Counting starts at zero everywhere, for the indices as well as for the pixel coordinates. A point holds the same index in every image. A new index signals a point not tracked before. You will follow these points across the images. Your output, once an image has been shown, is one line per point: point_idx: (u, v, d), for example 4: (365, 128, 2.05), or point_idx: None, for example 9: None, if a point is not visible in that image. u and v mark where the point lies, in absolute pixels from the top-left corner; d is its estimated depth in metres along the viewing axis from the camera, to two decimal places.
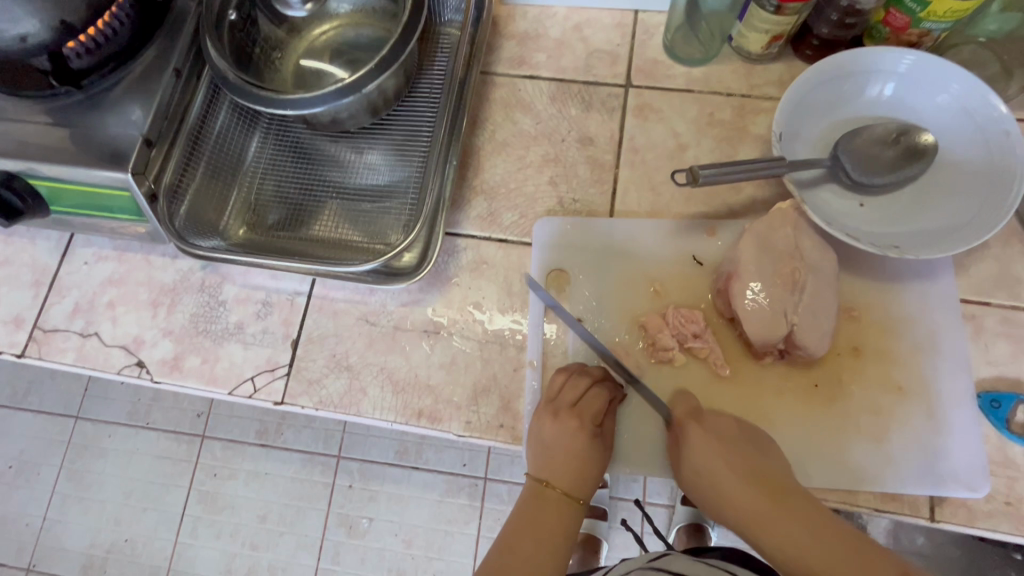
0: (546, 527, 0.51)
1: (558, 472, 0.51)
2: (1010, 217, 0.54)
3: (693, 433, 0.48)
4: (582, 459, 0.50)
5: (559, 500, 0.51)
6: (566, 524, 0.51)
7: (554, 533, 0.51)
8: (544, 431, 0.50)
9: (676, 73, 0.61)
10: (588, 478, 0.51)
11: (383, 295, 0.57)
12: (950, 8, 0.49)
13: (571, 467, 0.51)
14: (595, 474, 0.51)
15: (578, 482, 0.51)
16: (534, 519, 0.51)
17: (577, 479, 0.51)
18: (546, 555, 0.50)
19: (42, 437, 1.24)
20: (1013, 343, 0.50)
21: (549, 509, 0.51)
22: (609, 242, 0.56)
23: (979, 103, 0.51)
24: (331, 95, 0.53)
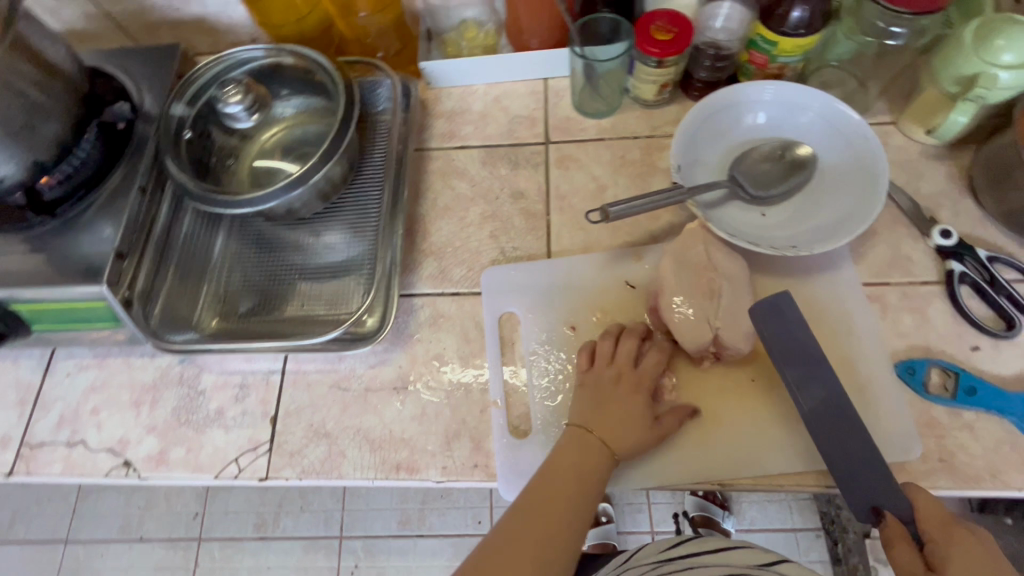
0: (580, 476, 0.48)
1: (594, 417, 0.51)
2: (890, 206, 0.61)
3: (962, 539, 0.43)
4: (624, 407, 0.51)
5: (589, 447, 0.50)
6: (599, 477, 0.49)
7: (588, 487, 0.48)
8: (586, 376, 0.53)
9: (588, 126, 0.70)
10: (627, 427, 0.50)
11: (351, 361, 0.61)
12: (795, 45, 0.59)
13: (616, 418, 0.50)
14: (638, 437, 0.50)
15: (617, 433, 0.50)
16: (570, 465, 0.49)
17: (621, 426, 0.50)
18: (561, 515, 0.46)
19: (32, 569, 1.20)
20: (916, 315, 0.56)
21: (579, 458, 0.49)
22: (550, 280, 0.62)
23: (839, 115, 0.59)
24: (281, 189, 0.59)
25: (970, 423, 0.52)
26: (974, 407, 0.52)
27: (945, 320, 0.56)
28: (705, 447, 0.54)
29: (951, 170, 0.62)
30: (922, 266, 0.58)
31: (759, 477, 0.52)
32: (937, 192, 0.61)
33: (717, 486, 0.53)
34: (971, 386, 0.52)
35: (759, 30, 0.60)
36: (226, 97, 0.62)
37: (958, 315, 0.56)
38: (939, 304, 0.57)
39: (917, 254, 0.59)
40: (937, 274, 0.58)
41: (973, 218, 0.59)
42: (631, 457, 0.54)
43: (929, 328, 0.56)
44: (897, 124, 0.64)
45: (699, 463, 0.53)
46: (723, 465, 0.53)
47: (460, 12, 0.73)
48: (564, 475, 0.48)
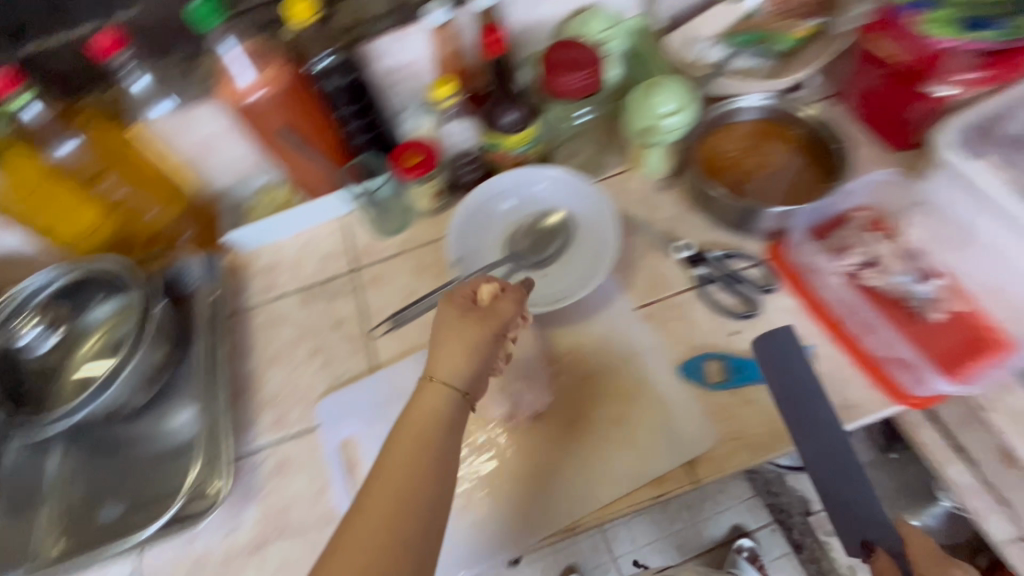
0: (421, 419, 0.45)
1: (438, 360, 0.48)
2: (641, 237, 0.73)
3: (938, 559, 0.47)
4: (467, 339, 0.49)
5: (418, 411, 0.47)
6: (437, 418, 0.46)
7: (433, 441, 0.44)
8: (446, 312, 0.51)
9: (388, 243, 0.79)
10: (461, 356, 0.48)
11: (205, 536, 0.61)
12: (517, 139, 0.70)
13: (449, 351, 0.48)
14: (462, 361, 0.48)
15: (452, 364, 0.48)
16: (409, 418, 0.46)
17: (455, 360, 0.48)
18: (420, 462, 0.43)
19: None
20: (683, 320, 0.66)
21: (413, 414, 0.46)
22: (379, 393, 0.66)
23: (568, 182, 0.72)
24: (90, 396, 0.62)
25: (748, 397, 0.60)
26: (745, 383, 0.60)
27: (706, 317, 0.65)
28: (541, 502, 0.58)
29: (676, 194, 0.75)
30: (677, 278, 0.69)
31: (596, 511, 0.57)
32: (672, 215, 0.73)
33: (562, 531, 0.57)
34: (740, 367, 0.61)
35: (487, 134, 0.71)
36: (25, 331, 0.67)
37: (713, 309, 0.66)
38: (698, 305, 0.66)
39: (670, 269, 0.69)
40: (690, 281, 0.68)
41: (703, 228, 0.72)
42: (480, 534, 0.58)
43: (696, 327, 0.65)
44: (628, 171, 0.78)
45: (540, 518, 0.58)
46: (562, 510, 0.57)
47: (252, 181, 0.81)
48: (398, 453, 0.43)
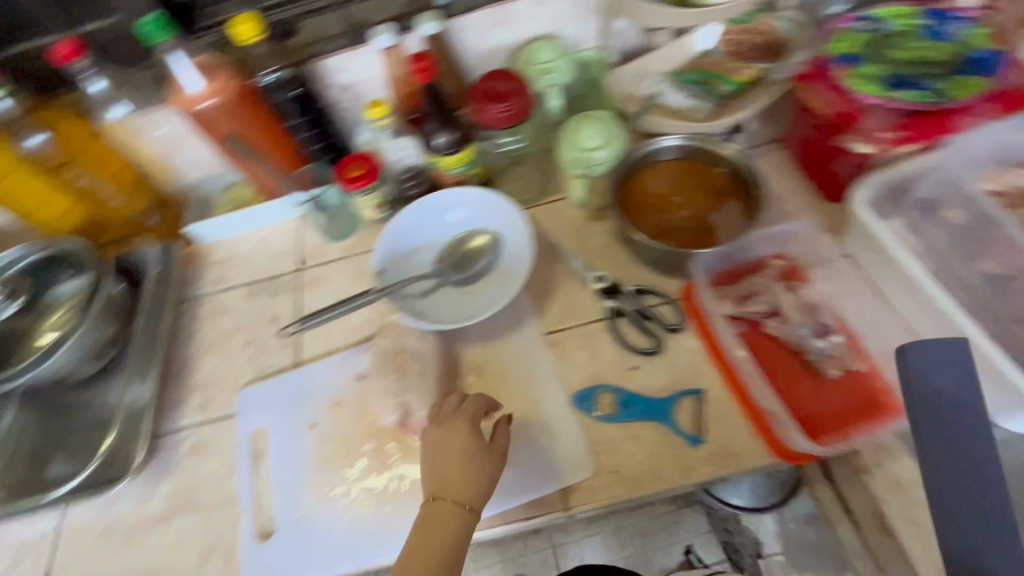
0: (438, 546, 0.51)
1: (445, 483, 0.53)
2: (565, 264, 0.74)
3: None
4: (464, 471, 0.54)
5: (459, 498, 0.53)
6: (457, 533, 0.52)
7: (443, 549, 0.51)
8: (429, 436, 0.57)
9: (332, 248, 0.83)
10: (476, 477, 0.54)
11: (121, 503, 0.67)
12: (453, 161, 0.74)
13: (456, 474, 0.54)
14: (481, 475, 0.54)
15: (465, 486, 0.53)
16: (424, 541, 0.51)
17: (456, 484, 0.53)
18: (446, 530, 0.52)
19: None
20: (588, 350, 0.67)
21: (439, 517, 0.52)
22: (295, 390, 0.71)
23: (495, 202, 0.74)
24: (36, 362, 0.68)
25: (633, 433, 0.61)
26: (633, 419, 0.61)
27: (609, 349, 0.67)
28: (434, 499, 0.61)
29: (609, 226, 0.76)
30: (590, 307, 0.70)
31: None
32: (599, 246, 0.75)
33: None
34: (627, 401, 0.62)
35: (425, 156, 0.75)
36: None
37: (618, 343, 0.67)
38: (604, 337, 0.68)
39: (586, 300, 0.71)
40: (602, 313, 0.70)
41: (627, 262, 0.73)
42: (360, 533, 0.60)
43: (598, 358, 0.66)
44: (565, 198, 0.79)
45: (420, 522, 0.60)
46: None
47: (220, 178, 0.87)
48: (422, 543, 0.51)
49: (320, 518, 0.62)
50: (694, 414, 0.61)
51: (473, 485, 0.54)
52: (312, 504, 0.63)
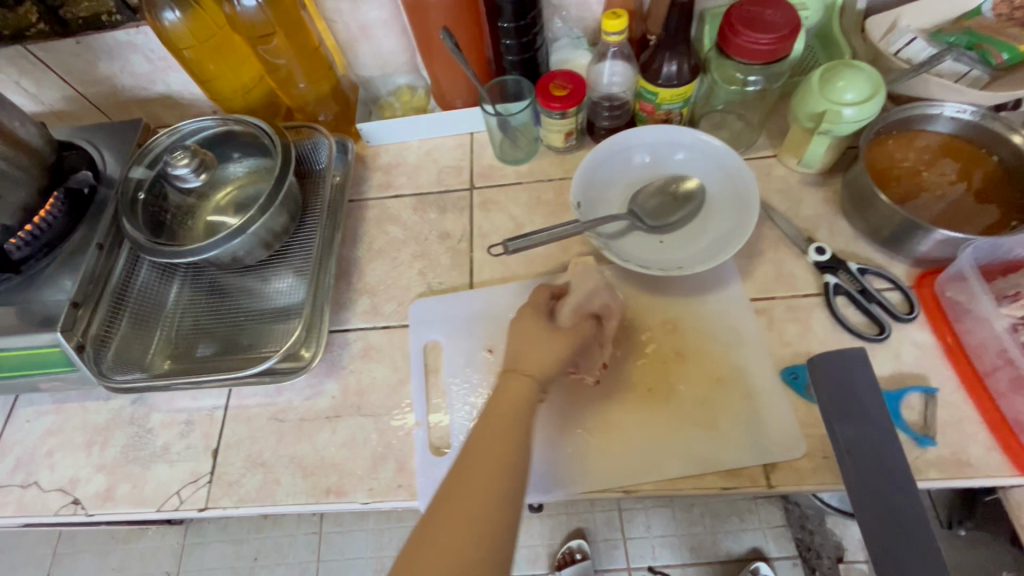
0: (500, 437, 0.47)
1: (523, 361, 0.53)
2: (775, 228, 0.68)
3: None
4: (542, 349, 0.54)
5: (508, 438, 0.46)
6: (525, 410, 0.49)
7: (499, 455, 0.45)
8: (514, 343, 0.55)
9: (508, 171, 0.78)
10: (552, 358, 0.54)
11: (290, 393, 0.66)
12: (673, 94, 0.67)
13: (538, 357, 0.53)
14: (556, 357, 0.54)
15: (544, 363, 0.53)
16: (485, 435, 0.47)
17: (535, 363, 0.53)
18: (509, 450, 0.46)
19: None
20: (798, 324, 0.62)
21: (494, 451, 0.45)
22: (470, 312, 0.67)
23: (712, 149, 0.68)
24: (223, 239, 0.66)
25: None
26: None
27: (824, 328, 0.61)
28: (624, 452, 0.57)
29: (827, 195, 0.69)
30: (803, 280, 0.64)
31: (662, 482, 0.56)
32: (815, 214, 0.68)
33: (625, 490, 0.56)
34: None
35: (642, 83, 0.68)
36: (175, 162, 0.69)
37: (836, 323, 0.61)
38: (819, 313, 0.62)
39: (798, 270, 0.65)
40: (817, 287, 0.64)
41: (848, 237, 0.66)
42: (543, 471, 0.58)
43: (810, 336, 0.61)
44: (778, 156, 0.72)
45: (604, 471, 0.57)
46: (628, 469, 0.57)
47: (394, 80, 0.83)
48: (489, 442, 0.46)
49: None
50: (923, 414, 0.55)
51: (510, 437, 0.47)
52: None
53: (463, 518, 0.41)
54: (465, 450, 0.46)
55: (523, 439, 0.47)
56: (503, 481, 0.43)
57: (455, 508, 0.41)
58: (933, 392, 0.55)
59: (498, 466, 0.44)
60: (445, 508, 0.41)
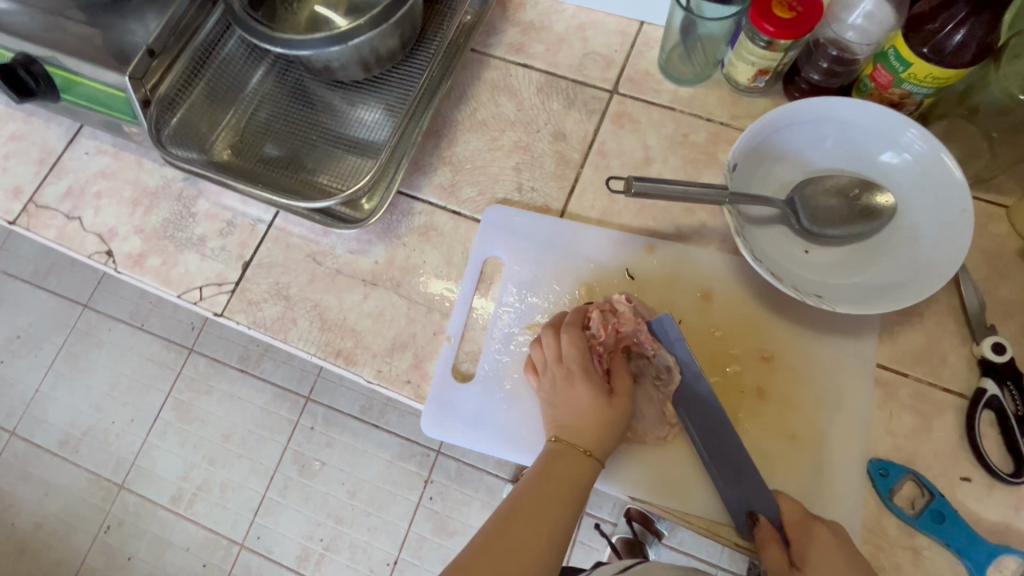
0: (559, 480, 0.45)
1: (574, 427, 0.47)
2: (953, 296, 0.53)
3: None
4: (593, 411, 0.47)
5: (574, 460, 0.46)
6: (581, 479, 0.46)
7: (561, 488, 0.45)
8: (576, 394, 0.48)
9: (663, 89, 0.62)
10: (603, 428, 0.47)
11: (335, 239, 0.60)
12: (930, 75, 0.48)
13: (583, 419, 0.47)
14: (608, 428, 0.47)
15: (588, 429, 0.47)
16: (550, 471, 0.46)
17: (596, 432, 0.47)
18: (568, 498, 0.45)
19: (30, 314, 1.32)
20: (918, 419, 0.50)
21: (559, 475, 0.45)
22: (553, 238, 0.57)
23: (938, 169, 0.50)
24: (320, 41, 0.56)
25: (919, 548, 0.47)
26: (933, 535, 0.47)
27: (947, 437, 0.49)
28: (654, 461, 0.51)
29: None
30: (953, 372, 0.51)
31: (678, 510, 0.50)
32: (1014, 300, 0.52)
33: (636, 499, 0.50)
34: (940, 512, 0.47)
35: (897, 41, 0.49)
36: None
37: (965, 438, 0.49)
38: (950, 418, 0.50)
39: (954, 357, 0.51)
40: (966, 388, 0.50)
41: None
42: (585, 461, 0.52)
43: (926, 438, 0.49)
44: (1009, 210, 0.54)
45: (627, 475, 0.51)
46: (648, 481, 0.50)
47: None
48: (545, 482, 0.45)
49: (521, 393, 0.54)
50: None
51: (578, 480, 0.46)
52: (521, 374, 0.54)
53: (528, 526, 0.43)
54: (544, 462, 0.47)
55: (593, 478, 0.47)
56: (559, 510, 0.44)
57: (524, 512, 0.43)
58: None
59: (553, 503, 0.44)
60: (519, 510, 0.43)
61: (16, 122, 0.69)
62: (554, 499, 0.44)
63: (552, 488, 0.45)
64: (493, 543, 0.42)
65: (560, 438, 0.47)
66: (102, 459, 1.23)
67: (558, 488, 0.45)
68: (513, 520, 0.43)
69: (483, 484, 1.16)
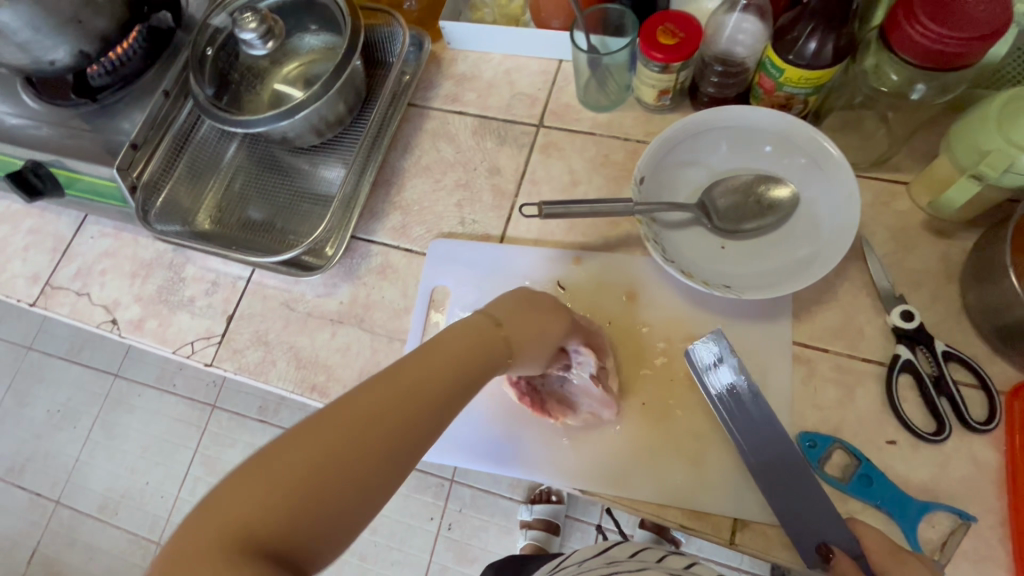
0: (425, 379, 0.39)
1: (455, 342, 0.42)
2: (863, 272, 0.56)
3: None
4: (476, 343, 0.43)
5: (437, 366, 0.40)
6: (418, 418, 0.37)
7: (408, 403, 0.37)
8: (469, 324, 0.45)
9: (583, 117, 0.69)
10: (477, 358, 0.42)
11: (305, 286, 0.68)
12: (801, 76, 0.54)
13: (467, 345, 0.42)
14: (481, 363, 0.43)
15: (467, 352, 0.42)
16: (419, 370, 0.39)
17: (468, 358, 0.42)
18: (413, 406, 0.37)
19: (68, 390, 1.44)
20: (841, 390, 0.53)
21: (416, 389, 0.38)
22: (492, 262, 0.63)
23: (824, 157, 0.55)
24: (273, 118, 0.65)
25: (852, 512, 0.49)
26: (864, 499, 0.49)
27: (870, 404, 0.52)
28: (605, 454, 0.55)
29: (948, 251, 0.56)
30: (870, 342, 0.54)
31: (625, 498, 0.53)
32: (921, 270, 0.56)
33: (585, 492, 0.54)
34: (867, 476, 0.50)
35: (769, 52, 0.55)
36: (243, 24, 0.66)
37: (887, 403, 0.52)
38: (872, 386, 0.53)
39: (870, 329, 0.55)
40: (884, 356, 0.54)
41: (950, 308, 0.54)
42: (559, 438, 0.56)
43: (850, 408, 0.53)
44: (908, 186, 0.58)
45: (577, 468, 0.55)
46: (594, 474, 0.54)
47: None
48: (404, 379, 0.38)
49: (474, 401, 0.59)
50: (944, 537, 0.47)
51: (422, 405, 0.38)
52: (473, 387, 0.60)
53: (385, 397, 0.36)
54: (407, 360, 0.39)
55: (438, 414, 0.39)
56: (372, 441, 0.34)
57: (381, 388, 0.37)
58: (969, 520, 0.47)
59: (388, 404, 0.36)
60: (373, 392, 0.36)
61: (32, 218, 0.79)
62: (388, 414, 0.36)
63: (395, 411, 0.36)
64: (315, 441, 0.33)
65: (432, 344, 0.41)
66: (139, 518, 1.31)
67: (417, 387, 0.38)
68: (381, 379, 0.37)
69: (496, 508, 1.20)
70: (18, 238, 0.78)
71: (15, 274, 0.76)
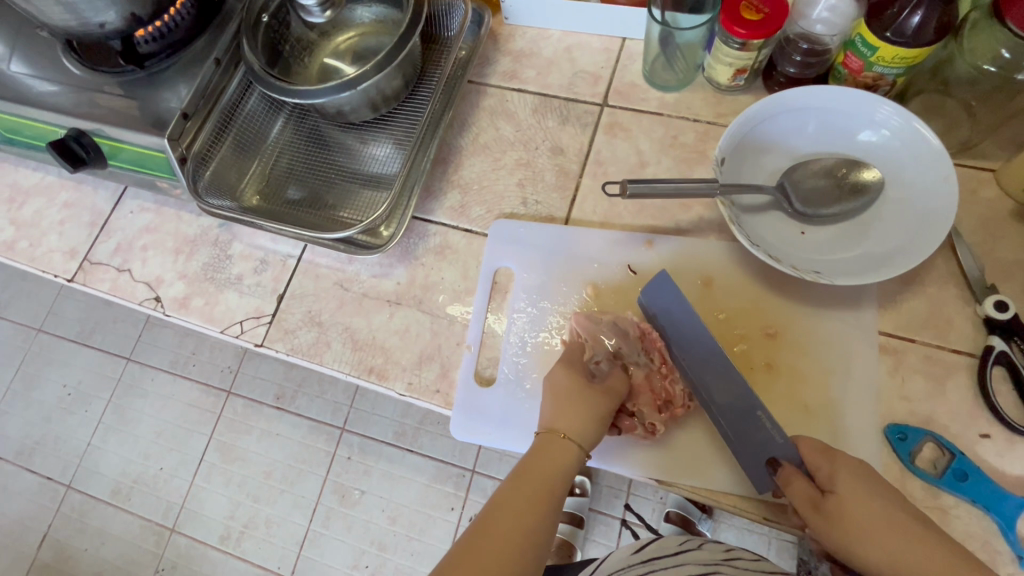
0: (538, 477, 0.46)
1: (560, 414, 0.50)
2: (951, 260, 0.55)
3: None
4: (584, 406, 0.50)
5: (554, 452, 0.48)
6: (539, 525, 0.44)
7: (529, 520, 0.44)
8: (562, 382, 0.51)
9: (650, 97, 0.67)
10: (589, 422, 0.49)
11: (359, 265, 0.65)
12: (897, 55, 0.51)
13: (571, 408, 0.50)
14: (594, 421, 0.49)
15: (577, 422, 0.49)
16: (531, 464, 0.47)
17: (580, 421, 0.49)
18: (541, 514, 0.45)
19: (81, 372, 1.41)
20: (930, 381, 0.51)
21: (530, 484, 0.46)
22: (557, 244, 0.61)
23: (917, 140, 0.53)
24: (332, 89, 0.62)
25: (946, 507, 0.48)
26: (959, 493, 0.47)
27: (961, 397, 0.51)
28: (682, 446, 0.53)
29: None
30: (960, 333, 0.52)
31: (702, 487, 0.52)
32: (1012, 259, 0.54)
33: (661, 482, 0.53)
34: (963, 471, 0.48)
35: (861, 29, 0.52)
36: None
37: (980, 396, 0.50)
38: (963, 378, 0.51)
39: (959, 319, 0.53)
40: (975, 347, 0.52)
41: None
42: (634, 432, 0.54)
43: (941, 400, 0.51)
44: (997, 173, 0.56)
45: (652, 457, 0.53)
46: (669, 463, 0.53)
47: None
48: (521, 486, 0.46)
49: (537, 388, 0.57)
50: None
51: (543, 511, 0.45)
52: (539, 373, 0.58)
53: (512, 539, 0.43)
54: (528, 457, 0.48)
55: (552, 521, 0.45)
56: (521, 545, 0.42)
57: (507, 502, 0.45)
58: None
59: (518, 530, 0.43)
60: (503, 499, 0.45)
61: (68, 191, 0.76)
62: (521, 526, 0.43)
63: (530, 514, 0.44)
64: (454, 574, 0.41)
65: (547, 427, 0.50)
66: (153, 504, 1.29)
67: (532, 498, 0.45)
68: (507, 512, 0.44)
69: None
70: (53, 211, 0.76)
71: (51, 249, 0.74)
